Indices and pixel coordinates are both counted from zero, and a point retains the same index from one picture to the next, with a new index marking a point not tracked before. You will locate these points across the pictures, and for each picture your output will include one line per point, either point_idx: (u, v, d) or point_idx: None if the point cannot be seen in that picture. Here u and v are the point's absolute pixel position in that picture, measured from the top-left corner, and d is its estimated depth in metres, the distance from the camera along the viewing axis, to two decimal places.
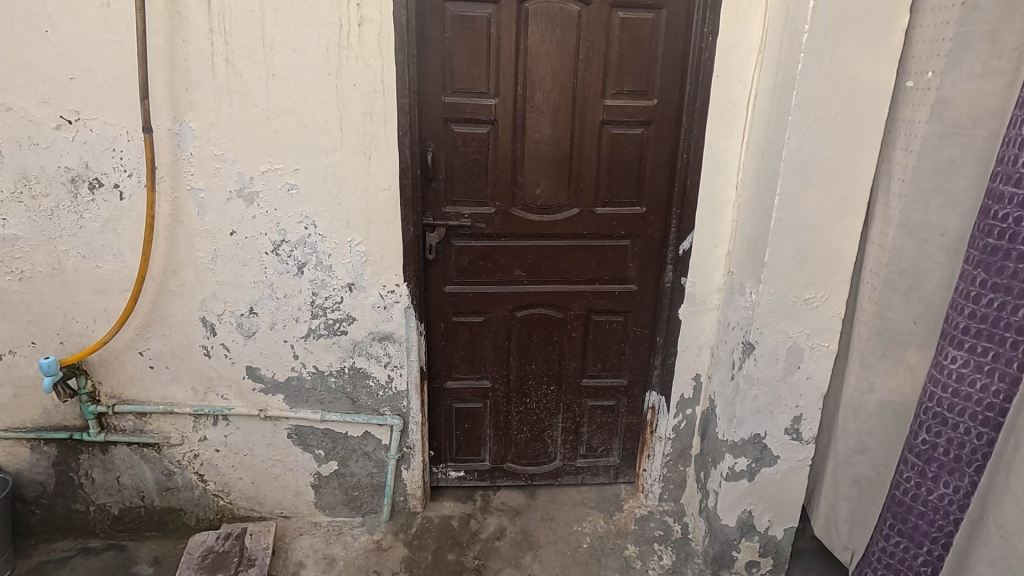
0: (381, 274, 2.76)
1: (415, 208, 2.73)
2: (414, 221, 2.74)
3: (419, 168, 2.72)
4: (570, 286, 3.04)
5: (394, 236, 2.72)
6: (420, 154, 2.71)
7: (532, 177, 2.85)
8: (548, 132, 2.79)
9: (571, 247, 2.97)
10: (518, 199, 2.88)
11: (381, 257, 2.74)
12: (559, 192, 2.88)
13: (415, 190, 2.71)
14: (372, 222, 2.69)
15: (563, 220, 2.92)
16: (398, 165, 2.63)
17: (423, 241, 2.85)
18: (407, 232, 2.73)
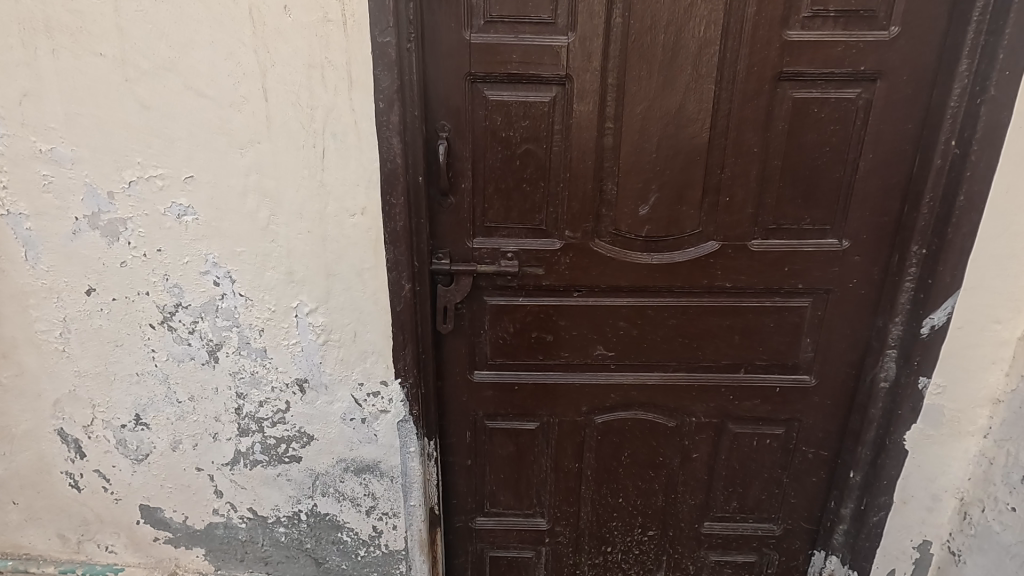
0: (353, 365, 1.53)
1: (412, 247, 1.46)
2: (411, 270, 1.48)
3: (425, 172, 1.44)
4: (688, 376, 1.72)
5: (374, 299, 1.47)
6: (423, 145, 1.43)
7: (630, 187, 1.52)
8: (669, 98, 1.45)
9: (696, 312, 1.64)
10: (602, 227, 1.57)
11: (354, 336, 1.50)
12: (681, 214, 1.54)
13: (416, 214, 1.45)
14: (334, 273, 1.45)
15: (685, 264, 1.58)
16: (378, 169, 1.36)
17: (432, 303, 1.59)
18: (399, 291, 1.47)
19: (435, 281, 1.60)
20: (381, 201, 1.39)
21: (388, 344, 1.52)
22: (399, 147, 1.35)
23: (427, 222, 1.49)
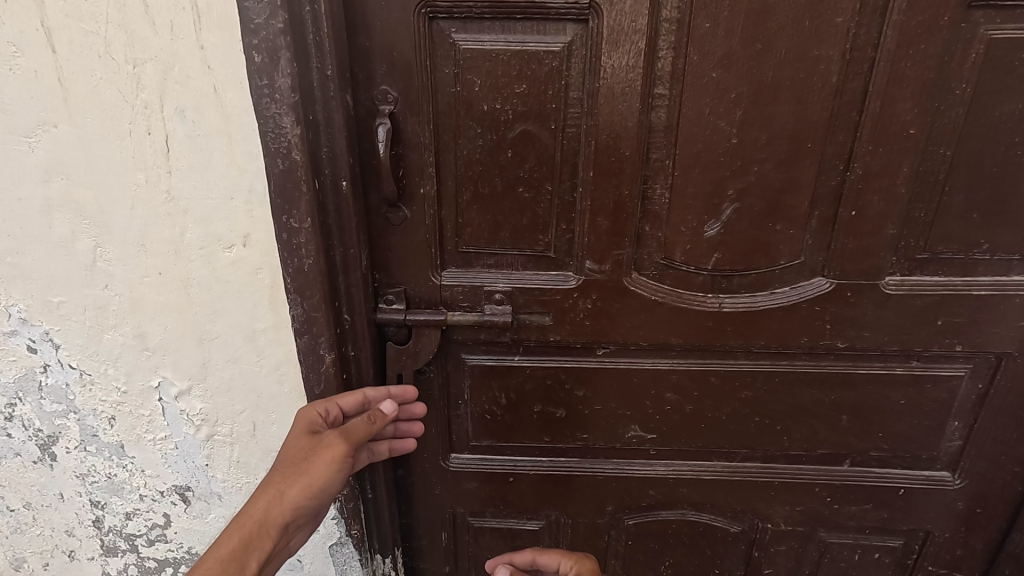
0: (257, 468, 1.01)
1: (335, 295, 0.91)
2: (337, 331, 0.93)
3: (354, 173, 0.87)
4: (764, 467, 1.17)
5: (279, 377, 0.94)
6: (349, 126, 0.85)
7: (690, 193, 0.94)
8: (771, 43, 0.84)
9: (784, 381, 1.08)
10: (643, 256, 1.00)
11: (253, 429, 0.98)
12: (773, 237, 0.96)
13: (341, 241, 0.88)
14: (211, 338, 0.90)
15: (774, 313, 1.01)
16: (266, 172, 0.80)
17: (380, 371, 1.04)
18: (318, 365, 0.92)
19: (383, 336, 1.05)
20: (274, 226, 0.83)
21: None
22: (300, 132, 0.78)
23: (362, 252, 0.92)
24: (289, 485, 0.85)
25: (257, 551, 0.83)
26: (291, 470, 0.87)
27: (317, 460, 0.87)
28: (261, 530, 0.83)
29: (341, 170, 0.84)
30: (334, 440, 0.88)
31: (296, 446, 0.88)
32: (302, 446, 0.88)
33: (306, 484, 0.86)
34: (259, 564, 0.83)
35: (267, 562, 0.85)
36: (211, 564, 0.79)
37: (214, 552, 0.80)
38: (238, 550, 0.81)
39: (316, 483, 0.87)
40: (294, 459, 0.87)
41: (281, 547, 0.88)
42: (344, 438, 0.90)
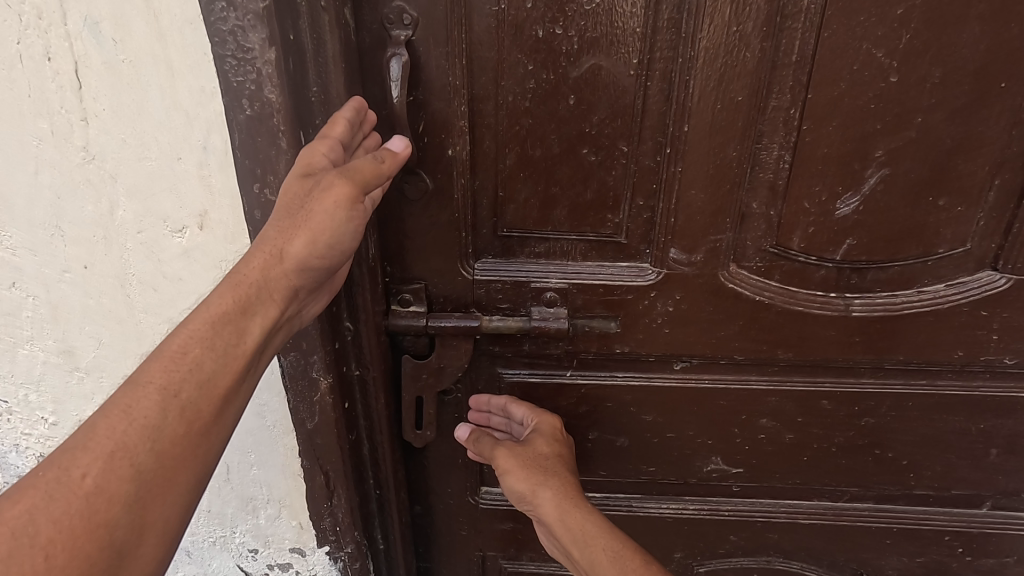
0: (232, 521, 0.79)
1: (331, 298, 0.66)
2: (334, 346, 0.69)
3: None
4: (878, 510, 0.93)
5: (258, 408, 0.71)
6: (349, 57, 0.59)
7: (822, 155, 0.68)
8: None
9: (918, 406, 0.83)
10: (747, 242, 0.74)
11: (226, 473, 0.75)
12: (931, 217, 0.70)
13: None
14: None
15: (920, 319, 0.75)
16: (227, 120, 0.53)
17: (392, 393, 0.80)
18: (310, 391, 0.69)
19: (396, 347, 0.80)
20: (241, 201, 0.57)
21: (296, 489, 0.76)
22: (276, 56, 0.51)
23: (369, 238, 0.69)
24: (297, 255, 0.52)
25: (263, 317, 0.52)
26: (282, 220, 0.51)
27: (330, 192, 0.52)
28: (262, 291, 0.51)
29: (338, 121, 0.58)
30: (344, 172, 0.53)
31: (291, 194, 0.52)
32: (292, 199, 0.52)
33: (312, 238, 0.52)
34: (262, 333, 0.52)
35: (272, 333, 0.54)
36: (190, 330, 0.48)
37: (200, 309, 0.50)
38: (230, 312, 0.50)
39: (331, 231, 0.53)
40: (296, 211, 0.52)
41: (293, 313, 0.56)
42: (355, 178, 0.53)
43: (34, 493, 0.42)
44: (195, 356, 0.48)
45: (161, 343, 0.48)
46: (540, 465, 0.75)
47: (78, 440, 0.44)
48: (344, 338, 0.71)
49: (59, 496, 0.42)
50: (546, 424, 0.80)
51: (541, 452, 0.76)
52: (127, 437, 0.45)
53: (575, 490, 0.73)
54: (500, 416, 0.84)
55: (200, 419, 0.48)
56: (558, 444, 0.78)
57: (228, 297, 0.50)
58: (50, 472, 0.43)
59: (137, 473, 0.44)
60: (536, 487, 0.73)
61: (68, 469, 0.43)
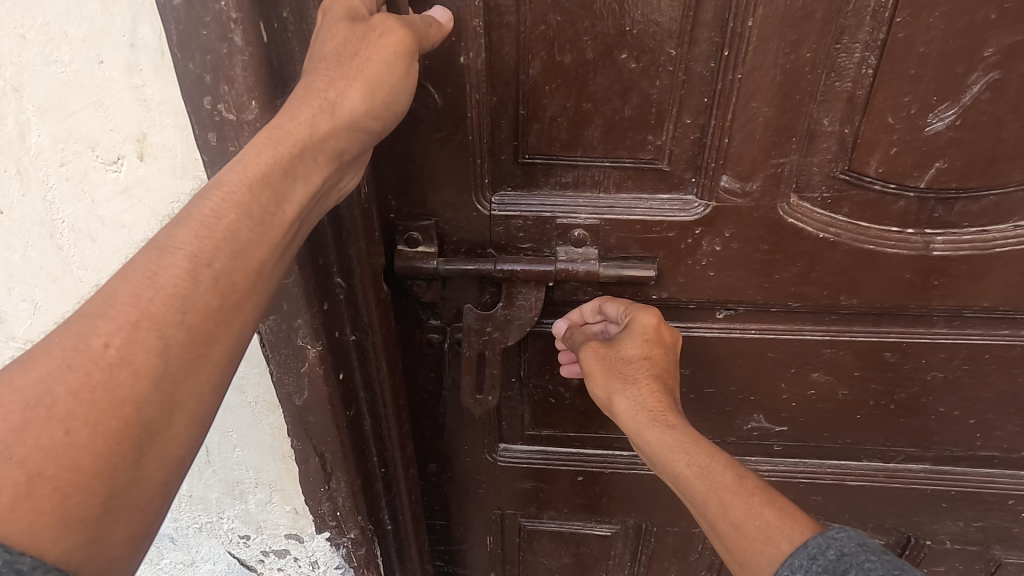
0: (218, 506, 0.70)
1: (316, 248, 0.54)
2: (324, 307, 0.57)
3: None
4: (935, 472, 0.84)
5: (237, 383, 0.61)
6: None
7: (917, 57, 0.55)
8: None
9: (998, 360, 0.72)
10: (813, 167, 0.61)
11: (205, 455, 0.65)
12: None
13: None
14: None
15: (1015, 260, 0.64)
16: (156, 6, 0.41)
17: (396, 358, 0.69)
18: (296, 362, 0.58)
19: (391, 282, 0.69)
20: (189, 119, 0.45)
21: (288, 471, 0.67)
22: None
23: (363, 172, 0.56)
24: (353, 111, 0.43)
25: (307, 184, 0.43)
26: (329, 63, 0.43)
27: (389, 39, 0.43)
28: (307, 152, 0.42)
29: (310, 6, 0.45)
30: (404, 21, 0.44)
31: (337, 39, 0.43)
32: (340, 38, 0.43)
33: (370, 91, 0.43)
34: (302, 205, 0.43)
35: (312, 206, 0.45)
36: (224, 190, 0.40)
37: (232, 168, 0.41)
38: (271, 173, 0.41)
39: (389, 86, 0.44)
40: (347, 57, 0.43)
41: (334, 187, 0.47)
42: (412, 27, 0.45)
43: (47, 362, 0.36)
44: (228, 224, 0.40)
45: (189, 206, 0.39)
46: (623, 372, 0.63)
47: (99, 305, 0.37)
48: (335, 298, 0.59)
49: (67, 376, 0.36)
50: (642, 320, 0.63)
51: (627, 354, 0.63)
52: (156, 305, 0.38)
53: (665, 399, 0.61)
54: (478, 346, 0.69)
55: (235, 292, 0.41)
56: (650, 342, 0.63)
57: (271, 152, 0.41)
58: (67, 338, 0.36)
59: (168, 346, 0.38)
60: (613, 394, 0.62)
61: (89, 335, 0.37)
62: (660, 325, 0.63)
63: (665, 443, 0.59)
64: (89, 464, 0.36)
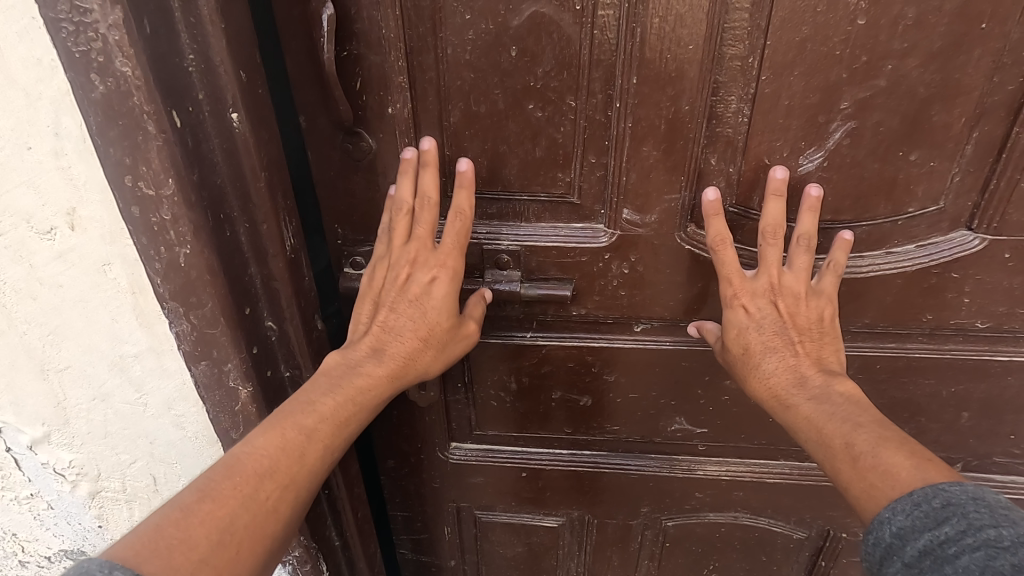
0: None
1: (241, 299, 0.61)
2: (253, 351, 0.64)
3: (254, 98, 0.56)
4: None
5: (178, 420, 0.66)
6: (234, 18, 0.53)
7: (784, 108, 0.63)
8: None
9: (888, 368, 0.80)
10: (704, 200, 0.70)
11: (154, 485, 0.70)
12: (902, 172, 0.65)
13: (245, 213, 0.59)
14: (60, 368, 0.58)
15: (887, 281, 0.72)
16: (77, 102, 0.47)
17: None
18: (229, 402, 0.64)
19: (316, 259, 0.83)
20: (113, 195, 0.51)
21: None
22: (121, 18, 0.44)
23: (285, 227, 0.63)
24: (433, 373, 0.70)
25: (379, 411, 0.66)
26: (432, 331, 0.68)
27: (467, 331, 0.71)
28: (394, 387, 0.67)
29: (224, 93, 0.53)
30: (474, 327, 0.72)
31: (435, 308, 0.68)
32: (442, 328, 0.68)
33: (457, 298, 0.69)
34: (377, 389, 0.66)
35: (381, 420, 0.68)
36: (329, 444, 0.60)
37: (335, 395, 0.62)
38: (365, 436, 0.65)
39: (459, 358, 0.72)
40: (449, 288, 0.68)
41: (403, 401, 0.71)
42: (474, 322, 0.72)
43: (230, 496, 0.53)
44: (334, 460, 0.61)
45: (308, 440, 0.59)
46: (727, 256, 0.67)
47: (255, 462, 0.55)
48: (268, 340, 0.66)
49: (253, 509, 0.53)
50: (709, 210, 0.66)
51: (720, 235, 0.67)
52: (290, 456, 0.57)
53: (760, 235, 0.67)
54: None
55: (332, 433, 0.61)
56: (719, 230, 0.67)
57: (414, 343, 0.67)
58: (241, 488, 0.54)
59: (293, 474, 0.57)
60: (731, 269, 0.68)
61: (248, 478, 0.55)
62: (727, 242, 0.66)
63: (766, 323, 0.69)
64: (246, 543, 0.52)
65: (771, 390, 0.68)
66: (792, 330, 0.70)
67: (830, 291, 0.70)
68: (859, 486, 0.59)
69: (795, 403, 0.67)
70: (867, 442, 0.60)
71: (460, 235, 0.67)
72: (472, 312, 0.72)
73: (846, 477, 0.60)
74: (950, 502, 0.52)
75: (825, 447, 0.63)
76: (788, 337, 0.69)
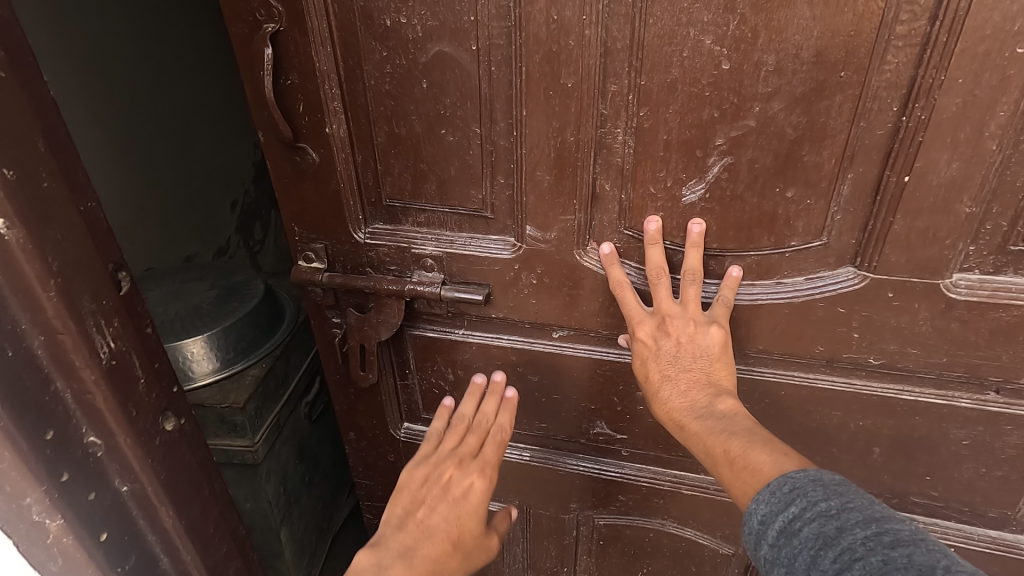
0: None
1: (39, 424, 0.49)
2: (64, 479, 0.52)
3: (27, 199, 0.46)
4: None
5: None
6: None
7: (663, 142, 0.68)
8: None
9: (793, 396, 0.81)
10: (601, 223, 0.76)
11: None
12: (781, 208, 0.68)
13: (33, 324, 0.48)
14: None
15: (776, 311, 0.74)
16: None
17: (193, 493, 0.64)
18: (38, 537, 0.52)
19: (229, 306, 1.11)
20: None
21: None
22: None
23: (101, 334, 0.53)
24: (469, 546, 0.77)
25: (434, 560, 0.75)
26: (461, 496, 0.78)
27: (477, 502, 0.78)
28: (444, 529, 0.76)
29: None
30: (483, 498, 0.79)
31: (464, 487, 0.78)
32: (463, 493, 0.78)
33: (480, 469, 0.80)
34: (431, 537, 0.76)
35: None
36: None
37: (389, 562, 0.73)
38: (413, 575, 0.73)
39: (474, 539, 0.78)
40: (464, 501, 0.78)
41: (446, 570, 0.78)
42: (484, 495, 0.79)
43: None
44: None
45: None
46: (624, 295, 0.75)
47: None
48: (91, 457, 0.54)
49: None
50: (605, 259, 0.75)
51: (615, 275, 0.75)
52: None
53: (649, 276, 0.74)
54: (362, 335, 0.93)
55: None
56: (617, 274, 0.75)
57: (446, 546, 0.76)
58: None
59: None
60: (628, 306, 0.75)
61: None
62: (619, 285, 0.74)
63: (665, 353, 0.73)
64: None
65: (668, 413, 0.73)
66: (690, 359, 0.73)
67: (724, 325, 0.73)
68: (736, 486, 0.64)
69: (685, 423, 0.71)
70: (739, 445, 0.65)
71: (483, 425, 0.84)
72: (499, 527, 0.83)
73: (728, 479, 0.65)
74: (796, 486, 0.57)
75: (710, 456, 0.68)
76: (681, 365, 0.73)
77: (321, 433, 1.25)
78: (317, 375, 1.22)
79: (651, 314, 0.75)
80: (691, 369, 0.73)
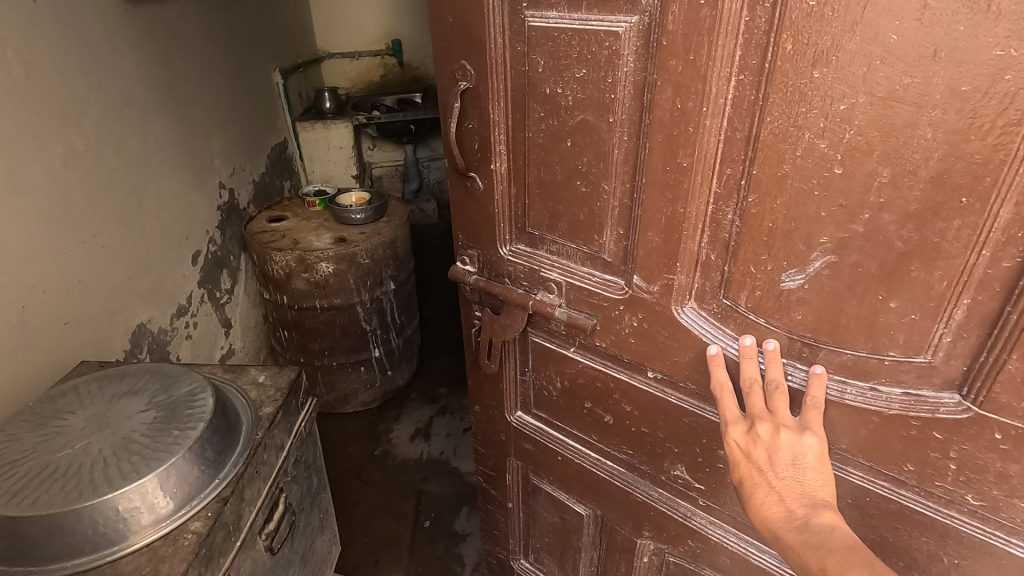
0: None
1: None
2: None
3: None
4: None
5: None
6: None
7: (768, 228, 0.71)
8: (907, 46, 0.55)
9: (879, 506, 0.78)
10: (702, 286, 0.82)
11: None
12: (882, 316, 0.66)
13: None
14: None
15: (865, 414, 0.72)
16: None
17: None
18: None
19: (166, 438, 0.88)
20: None
21: None
22: None
23: None
24: None
25: None
26: None
27: None
28: None
29: None
30: None
31: None
32: None
33: None
34: None
35: None
36: None
37: None
38: None
39: None
40: None
41: None
42: None
43: None
44: None
45: None
46: (721, 398, 0.80)
47: None
48: None
49: None
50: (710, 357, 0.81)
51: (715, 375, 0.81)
52: None
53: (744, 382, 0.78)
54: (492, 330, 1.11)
55: None
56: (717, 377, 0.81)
57: None
58: None
59: None
60: (725, 410, 0.79)
61: None
62: (719, 390, 0.79)
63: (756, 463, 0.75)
64: None
65: (763, 521, 0.73)
66: (779, 471, 0.73)
67: (821, 438, 0.73)
68: None
69: (781, 535, 0.71)
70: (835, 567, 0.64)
71: None
72: None
73: None
74: None
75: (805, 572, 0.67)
76: (771, 477, 0.73)
77: (285, 555, 1.07)
78: (280, 495, 1.04)
79: (745, 419, 0.78)
80: (778, 481, 0.73)
